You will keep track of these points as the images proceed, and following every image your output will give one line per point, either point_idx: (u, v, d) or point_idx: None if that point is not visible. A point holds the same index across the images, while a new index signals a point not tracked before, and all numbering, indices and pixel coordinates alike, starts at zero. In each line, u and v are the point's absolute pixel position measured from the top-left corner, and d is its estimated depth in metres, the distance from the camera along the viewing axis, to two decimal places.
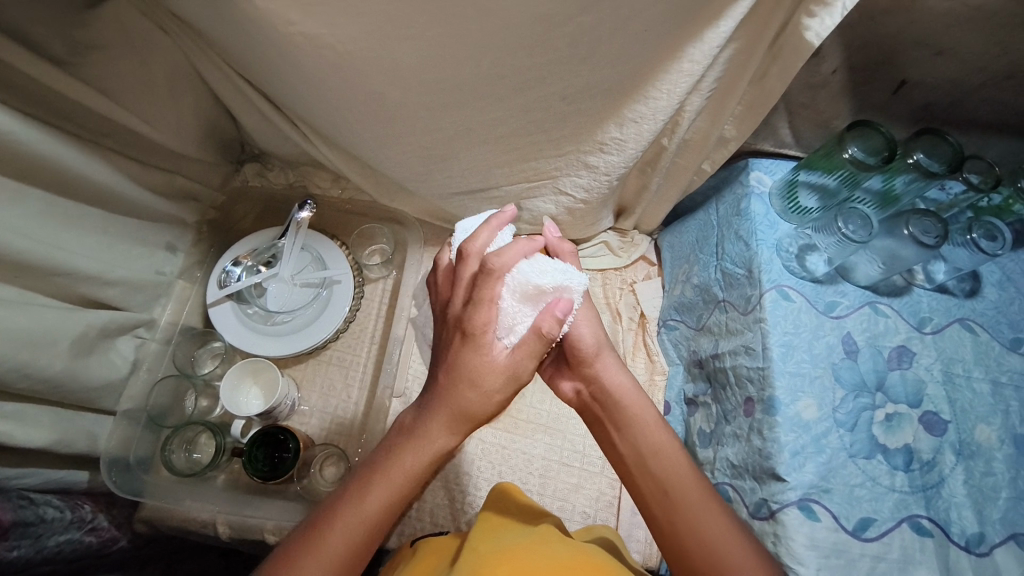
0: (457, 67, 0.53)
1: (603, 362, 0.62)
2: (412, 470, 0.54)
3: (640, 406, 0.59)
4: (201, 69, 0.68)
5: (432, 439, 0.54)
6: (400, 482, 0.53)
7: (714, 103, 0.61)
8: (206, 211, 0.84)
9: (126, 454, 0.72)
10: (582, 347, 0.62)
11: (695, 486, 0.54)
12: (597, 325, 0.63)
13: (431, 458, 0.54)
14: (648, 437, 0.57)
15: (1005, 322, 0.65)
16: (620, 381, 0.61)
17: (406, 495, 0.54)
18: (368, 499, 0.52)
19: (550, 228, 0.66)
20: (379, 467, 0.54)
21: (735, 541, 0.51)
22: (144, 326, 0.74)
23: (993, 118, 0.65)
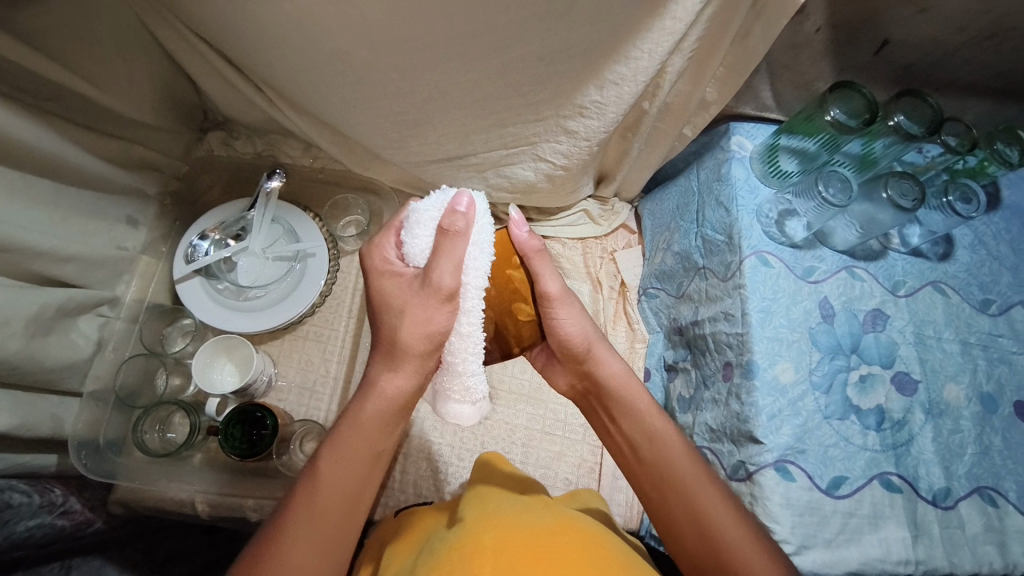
0: (430, 25, 0.50)
1: (598, 355, 0.59)
2: (364, 428, 0.53)
3: (634, 394, 0.58)
4: (152, 26, 0.64)
5: (377, 385, 0.53)
6: (356, 443, 0.52)
7: (696, 65, 0.59)
8: (169, 182, 0.80)
9: (95, 436, 0.70)
10: (574, 345, 0.58)
11: (690, 467, 0.54)
12: (585, 320, 0.59)
13: (390, 402, 0.53)
14: (642, 424, 0.57)
15: (975, 284, 0.67)
16: (616, 369, 0.59)
17: (369, 454, 0.53)
18: (321, 460, 0.53)
19: (515, 223, 0.51)
20: (334, 432, 0.53)
21: (731, 518, 0.51)
22: (108, 304, 0.71)
23: (972, 79, 0.65)
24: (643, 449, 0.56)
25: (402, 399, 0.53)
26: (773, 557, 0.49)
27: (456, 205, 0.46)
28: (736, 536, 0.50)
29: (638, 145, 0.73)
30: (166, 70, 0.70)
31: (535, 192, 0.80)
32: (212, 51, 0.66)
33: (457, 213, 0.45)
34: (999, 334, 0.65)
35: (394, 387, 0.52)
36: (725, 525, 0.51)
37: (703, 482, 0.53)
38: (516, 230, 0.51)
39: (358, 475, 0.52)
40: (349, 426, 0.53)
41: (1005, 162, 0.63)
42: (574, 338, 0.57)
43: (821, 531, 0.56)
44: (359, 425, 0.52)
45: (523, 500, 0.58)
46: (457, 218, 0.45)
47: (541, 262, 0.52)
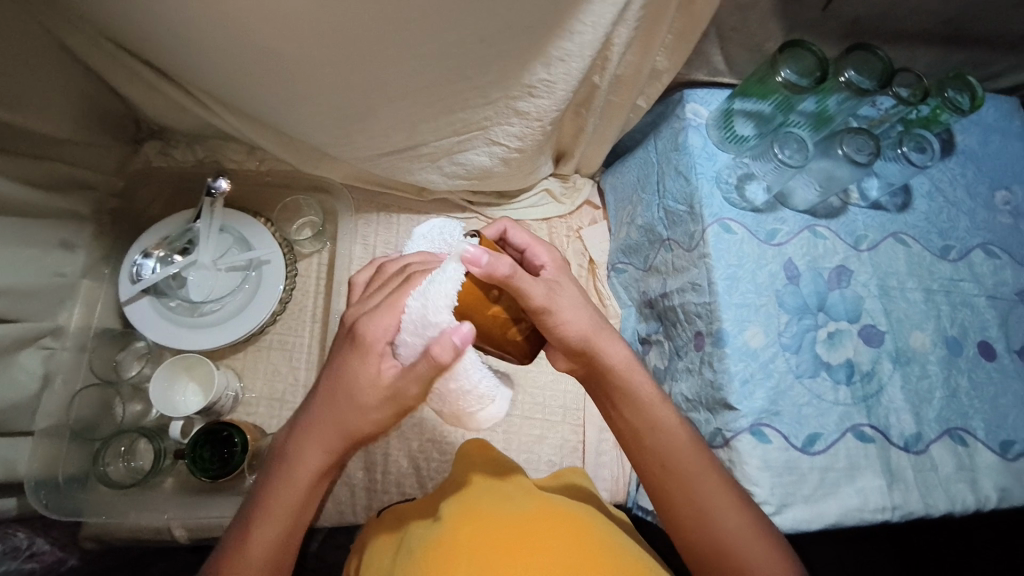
0: (360, 12, 0.47)
1: (604, 343, 0.53)
2: (280, 505, 0.51)
3: (637, 383, 0.54)
4: (61, 34, 0.59)
5: (303, 460, 0.50)
6: (285, 516, 0.51)
7: (644, 34, 0.57)
8: (105, 199, 0.75)
9: (54, 473, 0.67)
10: (569, 343, 0.52)
11: (692, 453, 0.53)
12: (586, 308, 0.53)
13: (318, 477, 0.52)
14: (644, 414, 0.54)
15: (934, 232, 0.67)
16: (619, 356, 0.54)
17: (298, 521, 0.52)
18: (251, 540, 0.50)
19: (471, 257, 0.42)
20: (262, 507, 0.51)
21: (727, 503, 0.51)
22: (49, 335, 0.67)
23: (919, 28, 0.64)
24: (644, 438, 0.54)
25: (332, 466, 0.52)
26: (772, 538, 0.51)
27: (450, 336, 0.41)
28: (737, 524, 0.51)
29: (593, 120, 0.71)
30: (84, 82, 0.65)
31: (492, 176, 0.78)
32: (130, 55, 0.61)
33: (447, 343, 0.41)
34: (959, 279, 0.66)
35: (321, 466, 0.51)
36: (725, 515, 0.51)
37: (706, 472, 0.52)
38: (474, 265, 0.43)
39: (290, 545, 0.52)
40: (280, 495, 0.51)
41: (957, 109, 0.63)
42: (570, 335, 0.51)
43: (799, 488, 0.56)
44: (292, 496, 0.51)
45: (501, 489, 0.57)
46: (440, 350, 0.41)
47: (521, 281, 0.46)
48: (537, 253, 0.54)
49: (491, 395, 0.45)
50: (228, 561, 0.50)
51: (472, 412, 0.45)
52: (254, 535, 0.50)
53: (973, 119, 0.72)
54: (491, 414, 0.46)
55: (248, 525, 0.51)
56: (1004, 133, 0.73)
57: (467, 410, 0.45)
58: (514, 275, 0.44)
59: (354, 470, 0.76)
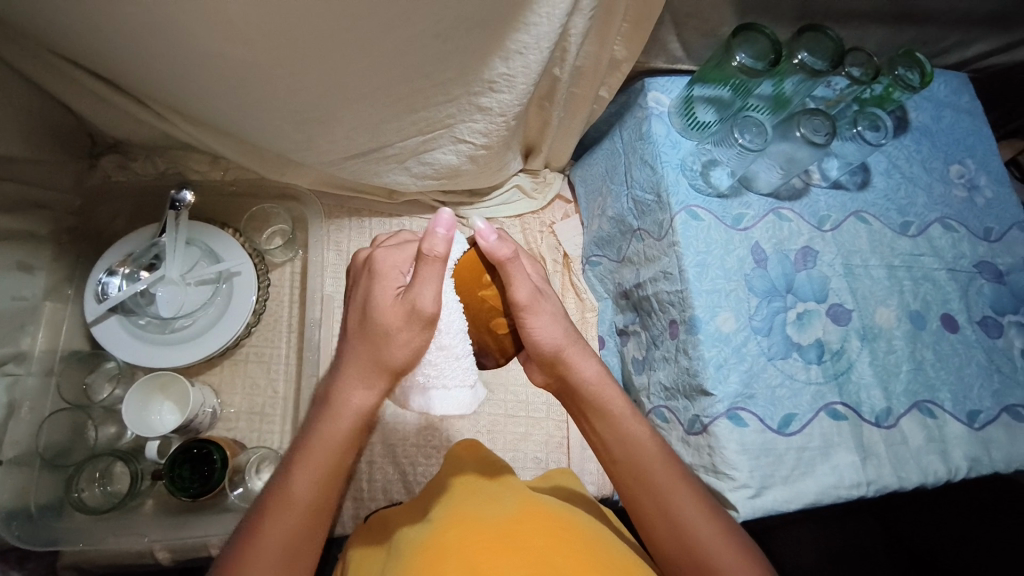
0: (310, 13, 0.46)
1: (575, 356, 0.53)
2: (324, 447, 0.50)
3: (609, 398, 0.55)
4: (2, 48, 0.57)
5: (345, 401, 0.50)
6: (326, 457, 0.50)
7: (599, 25, 0.58)
8: (63, 218, 0.73)
9: (25, 503, 0.65)
10: (543, 354, 0.52)
11: (663, 465, 0.54)
12: (562, 318, 0.52)
13: (361, 417, 0.51)
14: (615, 426, 0.55)
15: (894, 208, 0.69)
16: (589, 370, 0.54)
17: (339, 465, 0.51)
18: (294, 483, 0.50)
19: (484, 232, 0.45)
20: (305, 447, 0.50)
21: (699, 512, 0.52)
22: (12, 360, 0.66)
23: (867, 7, 0.66)
24: (616, 450, 0.55)
25: (370, 413, 0.52)
26: (743, 545, 0.52)
27: (436, 226, 0.43)
28: (708, 531, 0.51)
29: (557, 112, 0.72)
30: (31, 96, 0.63)
31: (461, 176, 0.77)
32: (77, 66, 0.59)
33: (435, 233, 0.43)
34: (920, 254, 0.68)
35: (368, 406, 0.51)
36: (697, 525, 0.52)
37: (677, 482, 0.53)
38: (483, 241, 0.45)
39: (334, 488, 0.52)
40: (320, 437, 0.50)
41: (908, 86, 0.65)
42: (545, 346, 0.51)
43: (777, 470, 0.57)
44: (331, 438, 0.50)
45: (488, 491, 0.57)
46: (437, 242, 0.42)
47: (515, 271, 0.47)
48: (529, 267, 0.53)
49: (469, 376, 0.47)
50: (241, 541, 0.49)
51: (445, 388, 0.47)
52: (296, 473, 0.50)
53: (925, 97, 0.74)
54: (457, 399, 0.47)
55: (289, 468, 0.51)
56: (955, 108, 0.75)
57: (440, 382, 0.47)
58: (511, 260, 0.46)
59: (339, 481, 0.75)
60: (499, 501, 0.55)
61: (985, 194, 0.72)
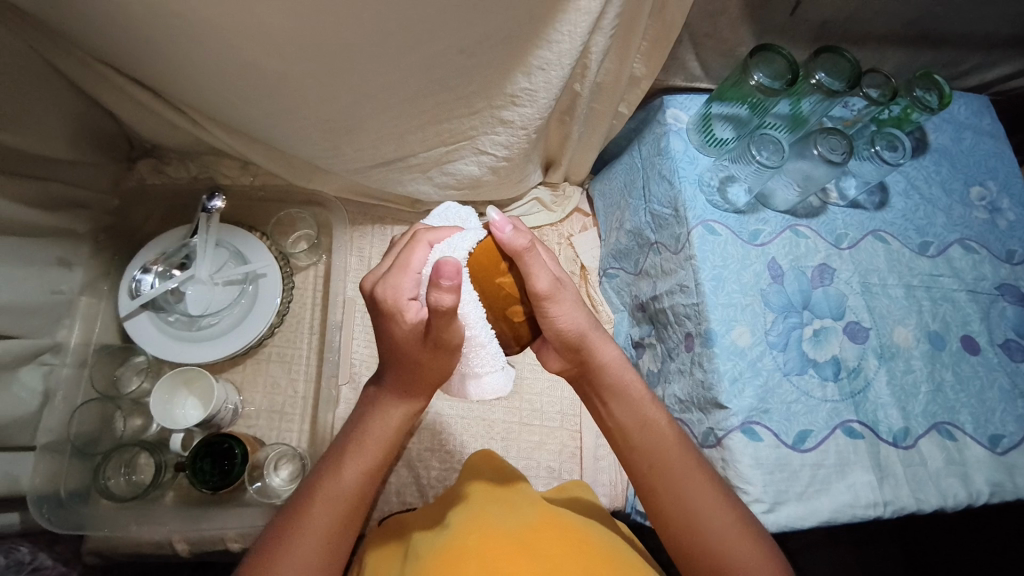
0: (343, 27, 0.49)
1: (596, 341, 0.54)
2: (369, 444, 0.54)
3: (627, 382, 0.56)
4: (55, 57, 0.61)
5: (391, 408, 0.54)
6: (374, 452, 0.54)
7: (619, 42, 0.60)
8: (101, 218, 0.77)
9: (56, 489, 0.68)
10: (566, 337, 0.52)
11: (678, 455, 0.54)
12: (583, 307, 0.53)
13: (402, 422, 0.55)
14: (635, 410, 0.56)
15: (913, 228, 0.69)
16: (613, 356, 0.56)
17: (382, 462, 0.55)
18: (344, 471, 0.52)
19: (498, 225, 0.46)
20: (353, 442, 0.54)
21: (714, 505, 0.52)
22: (49, 351, 0.69)
23: (886, 30, 0.66)
24: (635, 434, 0.55)
25: (411, 419, 0.56)
26: (762, 540, 0.51)
27: (444, 278, 0.40)
28: (722, 522, 0.51)
29: (577, 127, 0.73)
30: (78, 102, 0.67)
31: (482, 186, 0.79)
32: (122, 75, 0.63)
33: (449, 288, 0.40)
34: (939, 274, 0.67)
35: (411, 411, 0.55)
36: (712, 516, 0.51)
37: (693, 470, 0.53)
38: (500, 234, 0.46)
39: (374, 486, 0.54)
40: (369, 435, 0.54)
41: (926, 108, 0.65)
42: (566, 330, 0.52)
43: (792, 485, 0.57)
44: (378, 437, 0.54)
45: (506, 501, 0.58)
46: (444, 294, 0.40)
47: (533, 261, 0.47)
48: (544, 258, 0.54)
49: (496, 362, 0.49)
50: (287, 525, 0.51)
51: (478, 375, 0.49)
52: (346, 467, 0.52)
53: (946, 118, 0.74)
54: (492, 383, 0.49)
55: (338, 459, 0.53)
56: (976, 130, 0.75)
57: (473, 370, 0.49)
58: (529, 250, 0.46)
59: None
60: (516, 510, 0.56)
61: (1008, 216, 0.72)
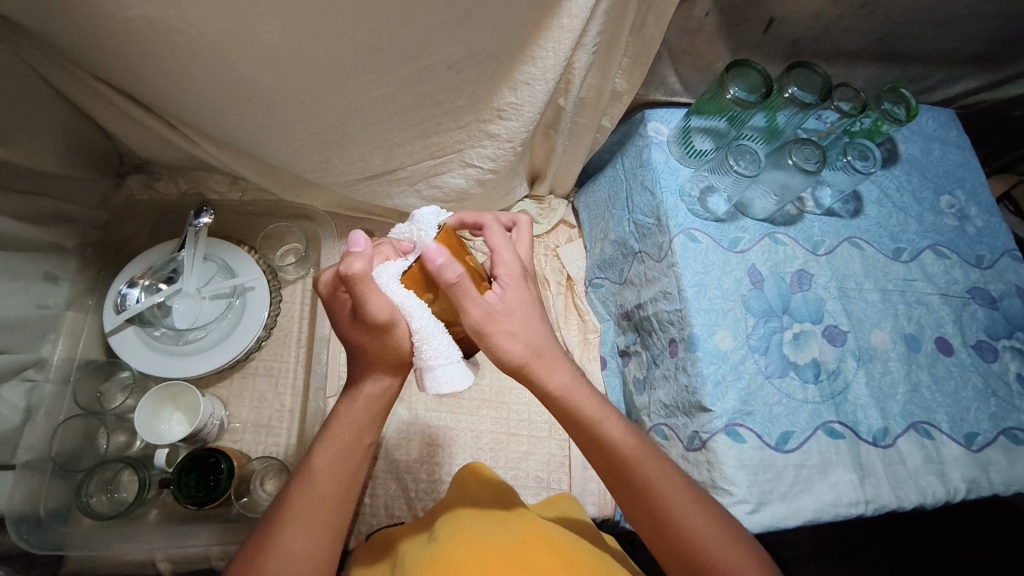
0: (334, 44, 0.50)
1: (546, 364, 0.52)
2: (338, 429, 0.53)
3: (585, 401, 0.52)
4: (46, 72, 0.61)
5: (360, 390, 0.54)
6: (345, 436, 0.53)
7: (601, 59, 0.62)
8: (88, 232, 0.76)
9: (35, 508, 0.66)
10: (513, 361, 0.51)
11: (648, 464, 0.51)
12: (524, 330, 0.51)
13: (377, 401, 0.54)
14: (593, 442, 0.52)
15: (886, 235, 0.72)
16: (563, 382, 0.52)
17: (356, 445, 0.53)
18: (315, 460, 0.52)
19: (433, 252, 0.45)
20: (325, 432, 0.54)
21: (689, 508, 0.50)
22: (33, 367, 0.68)
23: (854, 47, 0.70)
24: (599, 456, 0.52)
25: (385, 398, 0.55)
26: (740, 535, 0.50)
27: (352, 246, 0.47)
28: (703, 521, 0.50)
29: (562, 141, 0.75)
30: (71, 118, 0.68)
31: (470, 199, 0.81)
32: (112, 90, 0.64)
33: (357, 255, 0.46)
34: (913, 279, 0.70)
35: (378, 390, 0.54)
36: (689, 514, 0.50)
37: (668, 479, 0.51)
38: (432, 262, 0.45)
39: (352, 470, 0.53)
40: (341, 419, 0.54)
41: (895, 119, 0.68)
42: (514, 352, 0.50)
43: (776, 486, 0.58)
44: (350, 420, 0.53)
45: (497, 515, 0.58)
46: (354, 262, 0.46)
47: (464, 292, 0.47)
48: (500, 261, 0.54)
49: (451, 355, 0.49)
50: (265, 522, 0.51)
51: (432, 367, 0.48)
52: (320, 456, 0.52)
53: (914, 130, 0.77)
54: (447, 376, 0.48)
55: (311, 451, 0.54)
56: (943, 141, 0.78)
57: (425, 362, 0.48)
58: (459, 286, 0.46)
59: None
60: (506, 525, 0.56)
61: (975, 223, 0.75)
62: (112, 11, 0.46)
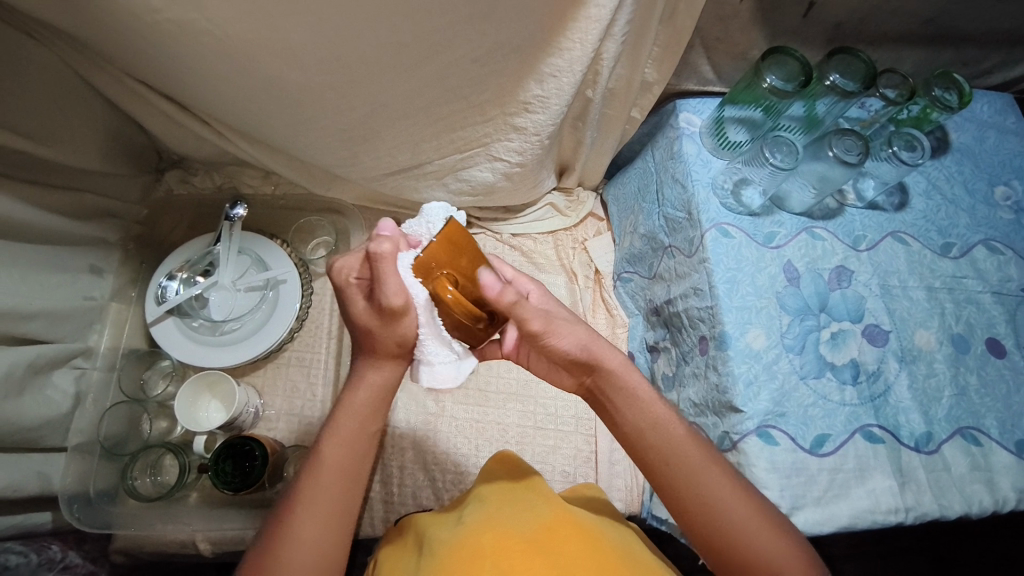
0: (359, 40, 0.50)
1: (602, 353, 0.55)
2: (344, 417, 0.55)
3: (635, 381, 0.55)
4: (86, 73, 0.64)
5: (363, 377, 0.56)
6: (351, 426, 0.55)
7: (630, 49, 0.60)
8: (130, 227, 0.79)
9: (85, 488, 0.70)
10: (573, 356, 0.54)
11: (694, 446, 0.53)
12: (579, 333, 0.54)
13: (379, 391, 0.56)
14: (646, 413, 0.55)
15: (934, 230, 0.68)
16: (619, 363, 0.55)
17: (363, 433, 0.55)
18: (322, 450, 0.54)
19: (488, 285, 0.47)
20: (330, 422, 0.55)
21: (733, 497, 0.51)
22: (81, 355, 0.71)
23: (903, 29, 0.66)
24: (648, 438, 0.54)
25: (387, 386, 0.56)
26: (777, 529, 0.50)
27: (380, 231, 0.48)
28: (744, 515, 0.50)
29: (590, 133, 0.73)
30: (110, 117, 0.70)
31: (496, 193, 0.80)
32: (149, 89, 0.65)
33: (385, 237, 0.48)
34: (963, 276, 0.66)
35: (383, 380, 0.56)
36: (733, 507, 0.50)
37: (708, 469, 0.52)
38: (490, 291, 0.47)
39: (360, 459, 0.55)
40: (345, 413, 0.55)
41: (946, 106, 0.64)
42: (570, 350, 0.54)
43: (809, 490, 0.56)
44: (352, 410, 0.55)
45: (519, 501, 0.57)
46: (381, 241, 0.46)
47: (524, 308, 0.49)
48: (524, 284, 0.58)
49: (451, 352, 0.52)
50: (277, 516, 0.52)
51: (432, 363, 0.52)
52: (326, 449, 0.54)
53: (967, 117, 0.73)
54: (442, 373, 0.52)
55: (318, 442, 0.55)
56: (1000, 129, 0.73)
57: (426, 357, 0.51)
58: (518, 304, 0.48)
59: (371, 484, 0.77)
60: (533, 509, 0.56)
61: None
62: (142, 14, 0.47)
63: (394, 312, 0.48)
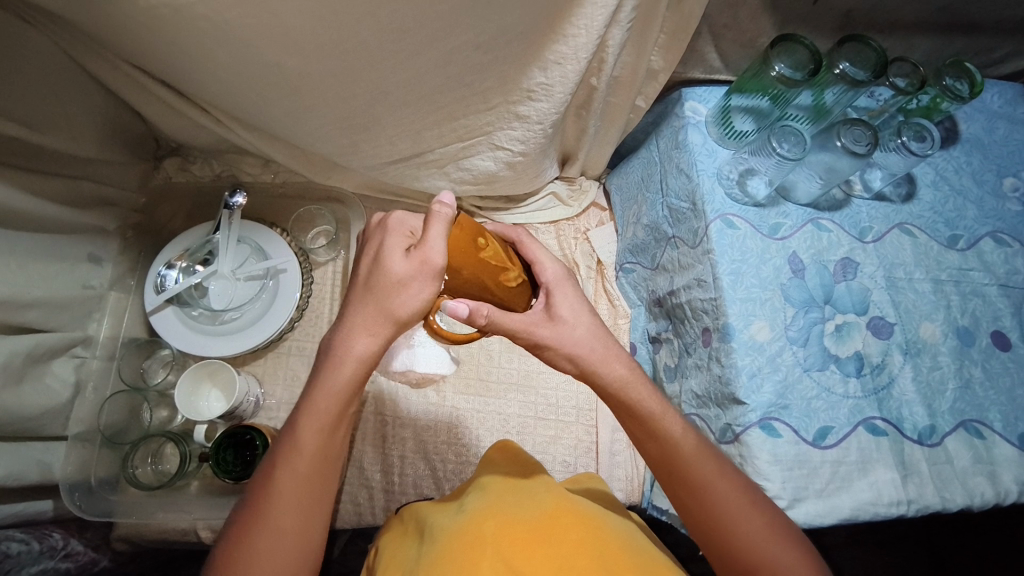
0: (360, 26, 0.49)
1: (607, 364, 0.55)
2: (319, 397, 0.52)
3: (645, 395, 0.55)
4: (82, 58, 0.62)
5: (347, 349, 0.52)
6: (328, 406, 0.52)
7: (636, 36, 0.59)
8: (129, 215, 0.79)
9: (86, 476, 0.70)
10: (582, 353, 0.55)
11: (701, 458, 0.53)
12: (592, 323, 0.56)
13: (359, 365, 0.53)
14: (647, 423, 0.55)
15: (941, 221, 0.67)
16: (625, 372, 0.56)
17: (341, 414, 0.53)
18: (298, 433, 0.52)
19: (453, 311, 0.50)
20: (307, 400, 0.53)
21: (743, 508, 0.51)
22: (80, 344, 0.71)
23: (914, 17, 0.65)
24: (655, 450, 0.54)
25: (368, 361, 0.53)
26: (791, 538, 0.50)
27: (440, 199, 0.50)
28: (755, 527, 0.50)
29: (594, 122, 0.73)
30: (107, 104, 0.69)
31: (499, 182, 0.79)
32: (146, 75, 0.64)
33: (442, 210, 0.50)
34: (969, 268, 0.66)
35: (365, 353, 0.52)
36: (744, 519, 0.50)
37: (715, 480, 0.52)
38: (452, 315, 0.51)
39: (335, 441, 0.54)
40: (321, 391, 0.52)
41: (957, 96, 0.63)
42: (580, 346, 0.55)
43: (811, 482, 0.56)
44: (331, 388, 0.52)
45: (526, 493, 0.57)
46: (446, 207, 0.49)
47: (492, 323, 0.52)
48: (543, 266, 0.56)
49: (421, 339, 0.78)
50: (254, 495, 0.52)
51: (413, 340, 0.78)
52: (303, 430, 0.52)
53: (977, 107, 0.72)
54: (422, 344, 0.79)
55: (295, 422, 0.53)
56: (1011, 119, 0.72)
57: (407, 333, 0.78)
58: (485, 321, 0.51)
59: (372, 473, 0.77)
60: (530, 501, 0.55)
61: None
62: None
63: (428, 271, 0.49)
